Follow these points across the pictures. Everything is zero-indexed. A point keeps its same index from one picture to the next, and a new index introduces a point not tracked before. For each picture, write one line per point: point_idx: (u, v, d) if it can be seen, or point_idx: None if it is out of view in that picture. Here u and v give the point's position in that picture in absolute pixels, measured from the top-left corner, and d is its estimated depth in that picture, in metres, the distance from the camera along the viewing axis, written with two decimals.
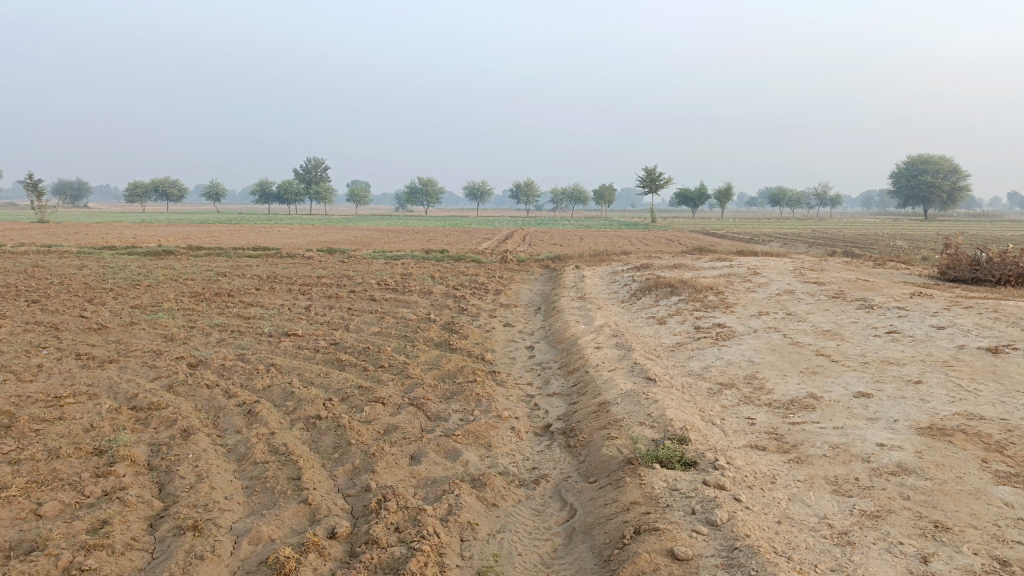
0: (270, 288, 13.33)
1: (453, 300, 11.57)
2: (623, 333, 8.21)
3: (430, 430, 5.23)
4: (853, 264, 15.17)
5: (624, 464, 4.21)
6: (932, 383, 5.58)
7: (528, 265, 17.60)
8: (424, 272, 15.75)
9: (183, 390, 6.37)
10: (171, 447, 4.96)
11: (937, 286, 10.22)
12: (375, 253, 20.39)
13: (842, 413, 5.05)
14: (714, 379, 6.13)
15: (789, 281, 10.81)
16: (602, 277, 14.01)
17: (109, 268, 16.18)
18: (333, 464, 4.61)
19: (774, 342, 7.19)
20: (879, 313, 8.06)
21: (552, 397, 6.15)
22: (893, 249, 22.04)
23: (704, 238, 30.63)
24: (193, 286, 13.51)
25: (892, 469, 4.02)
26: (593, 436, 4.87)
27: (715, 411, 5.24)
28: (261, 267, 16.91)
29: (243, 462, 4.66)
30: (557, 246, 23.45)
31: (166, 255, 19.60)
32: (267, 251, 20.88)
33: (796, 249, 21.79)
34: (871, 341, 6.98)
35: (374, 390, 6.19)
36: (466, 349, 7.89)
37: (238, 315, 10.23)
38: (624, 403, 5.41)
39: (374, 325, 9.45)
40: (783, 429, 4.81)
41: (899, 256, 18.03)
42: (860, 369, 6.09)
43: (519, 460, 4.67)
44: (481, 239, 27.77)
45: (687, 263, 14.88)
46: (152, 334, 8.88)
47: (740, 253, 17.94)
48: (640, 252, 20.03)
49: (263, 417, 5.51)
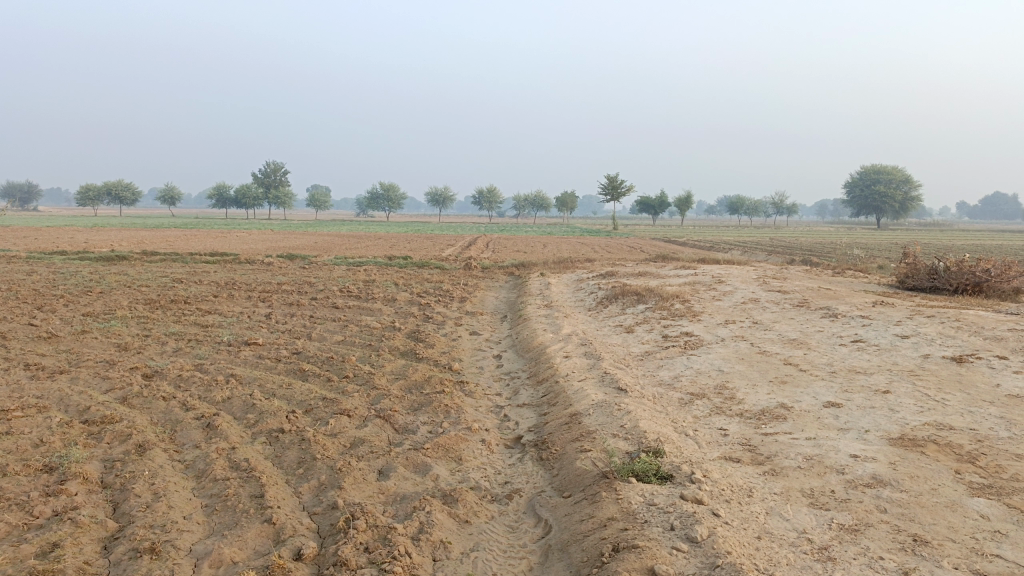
0: (229, 295, 13.03)
1: (418, 308, 11.42)
2: (592, 341, 8.15)
3: (398, 443, 5.09)
4: (814, 272, 15.38)
5: (599, 478, 4.12)
6: (900, 393, 5.61)
7: (493, 271, 17.51)
8: (388, 278, 15.55)
9: (138, 403, 6.13)
10: (126, 463, 4.74)
11: (898, 295, 10.37)
12: (337, 260, 20.10)
13: (814, 424, 5.04)
14: (685, 388, 6.09)
15: (753, 289, 10.88)
16: (567, 284, 13.98)
17: (60, 274, 15.69)
18: (297, 480, 4.45)
19: (743, 351, 7.20)
20: (844, 321, 8.13)
21: (522, 407, 6.06)
22: (851, 257, 22.46)
23: (666, 245, 30.88)
24: (148, 292, 13.13)
25: (868, 481, 3.99)
26: (566, 448, 4.78)
27: (687, 422, 5.19)
28: (220, 273, 16.56)
29: (202, 479, 4.47)
30: (521, 253, 23.42)
31: (119, 260, 19.08)
32: (226, 257, 20.46)
33: (756, 258, 22.07)
34: (838, 350, 7.02)
35: (339, 401, 6.02)
36: (433, 358, 7.75)
37: (196, 324, 9.95)
38: (596, 414, 5.33)
39: (338, 333, 9.26)
40: (757, 440, 4.77)
41: (857, 264, 18.35)
42: (828, 378, 6.10)
43: (491, 474, 4.56)
44: (444, 245, 27.61)
45: (651, 271, 14.93)
46: (106, 343, 8.57)
47: (704, 261, 18.04)
48: (603, 260, 20.11)
49: (223, 430, 5.31)
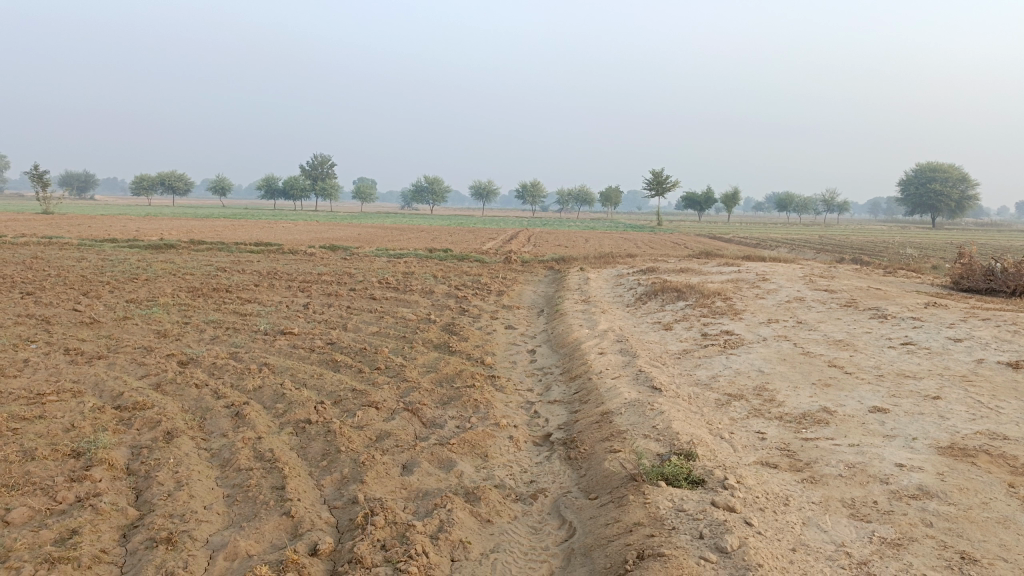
0: (269, 284, 13.13)
1: (455, 300, 11.35)
2: (628, 338, 7.97)
3: (424, 437, 5.00)
4: (864, 272, 14.92)
5: (628, 481, 3.97)
6: (951, 399, 5.33)
7: (533, 265, 17.37)
8: (427, 270, 15.54)
9: (171, 390, 6.15)
10: (153, 450, 4.73)
11: (951, 296, 9.96)
12: (379, 251, 20.18)
13: (857, 429, 4.80)
14: (722, 389, 5.88)
15: (798, 288, 10.56)
16: (607, 279, 13.79)
17: (109, 261, 16.04)
18: (320, 473, 4.38)
19: (785, 352, 6.95)
20: (893, 323, 7.80)
21: (553, 404, 5.92)
22: (903, 257, 21.79)
23: (710, 242, 30.37)
24: (191, 280, 13.30)
25: (913, 493, 3.76)
26: (595, 448, 4.64)
27: (723, 424, 5.00)
28: (263, 263, 16.73)
29: (226, 469, 4.43)
30: (562, 248, 23.18)
31: (167, 248, 19.44)
32: (270, 247, 20.67)
33: (803, 256, 21.58)
34: (885, 352, 6.73)
35: (368, 393, 5.96)
36: (465, 352, 7.66)
37: (235, 312, 10.02)
38: (628, 414, 5.17)
39: (373, 324, 9.22)
40: (796, 445, 4.56)
41: (909, 265, 17.76)
42: (875, 382, 5.83)
43: (516, 473, 4.44)
44: (486, 238, 27.53)
45: (694, 267, 14.65)
46: (146, 330, 8.68)
47: (750, 258, 17.66)
48: (645, 256, 19.82)
49: (251, 420, 5.28)
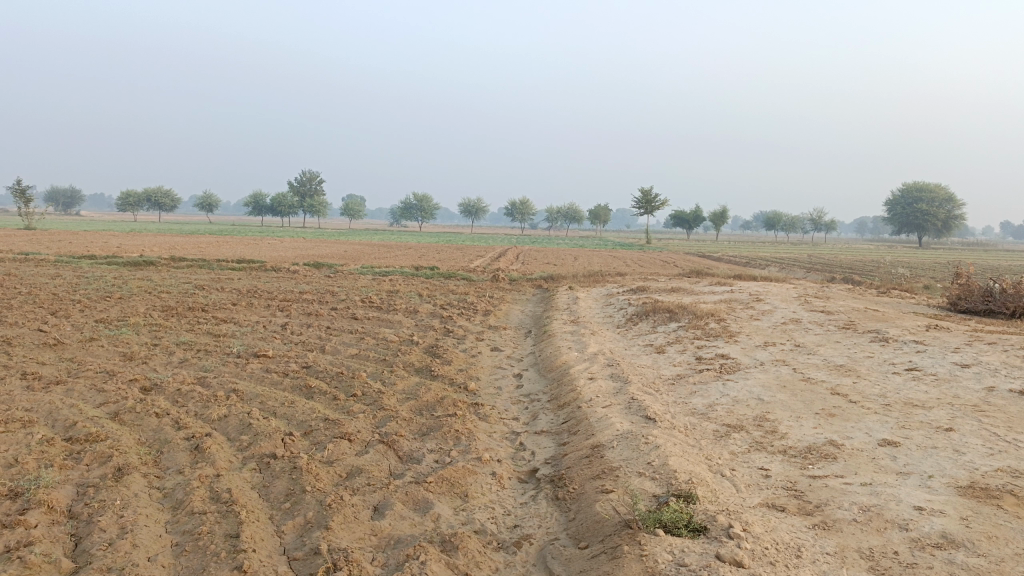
0: (247, 303, 12.68)
1: (440, 321, 10.96)
2: (619, 362, 7.59)
3: (399, 474, 4.60)
4: (858, 292, 14.62)
5: (622, 528, 3.58)
6: (965, 431, 4.97)
7: (520, 284, 17.01)
8: (412, 289, 15.14)
9: (129, 420, 5.71)
10: (99, 490, 4.30)
11: (951, 318, 9.65)
12: (363, 269, 19.78)
13: (868, 466, 4.45)
14: (720, 420, 5.50)
15: (794, 309, 10.22)
16: (597, 299, 13.43)
17: (84, 278, 15.57)
18: (281, 517, 3.97)
19: (785, 378, 6.59)
20: (896, 347, 7.46)
21: (539, 435, 5.53)
22: (895, 276, 21.58)
23: (699, 260, 30.19)
24: (166, 299, 12.83)
25: (937, 541, 3.39)
26: (585, 487, 4.25)
27: (723, 459, 4.63)
28: (244, 281, 16.28)
29: (178, 512, 4.02)
30: (551, 266, 22.86)
31: (146, 265, 18.99)
32: (252, 264, 20.22)
33: (793, 275, 21.36)
34: (890, 378, 6.38)
35: (341, 423, 5.55)
36: (448, 377, 7.26)
37: (208, 333, 9.58)
38: (621, 448, 4.77)
39: (353, 346, 8.81)
40: (803, 484, 4.19)
41: (903, 284, 17.51)
42: (882, 413, 5.47)
43: (499, 516, 4.04)
44: (473, 256, 27.22)
45: (685, 286, 14.34)
46: (111, 352, 8.23)
47: (740, 277, 17.42)
48: (635, 274, 19.49)
49: (211, 454, 4.87)
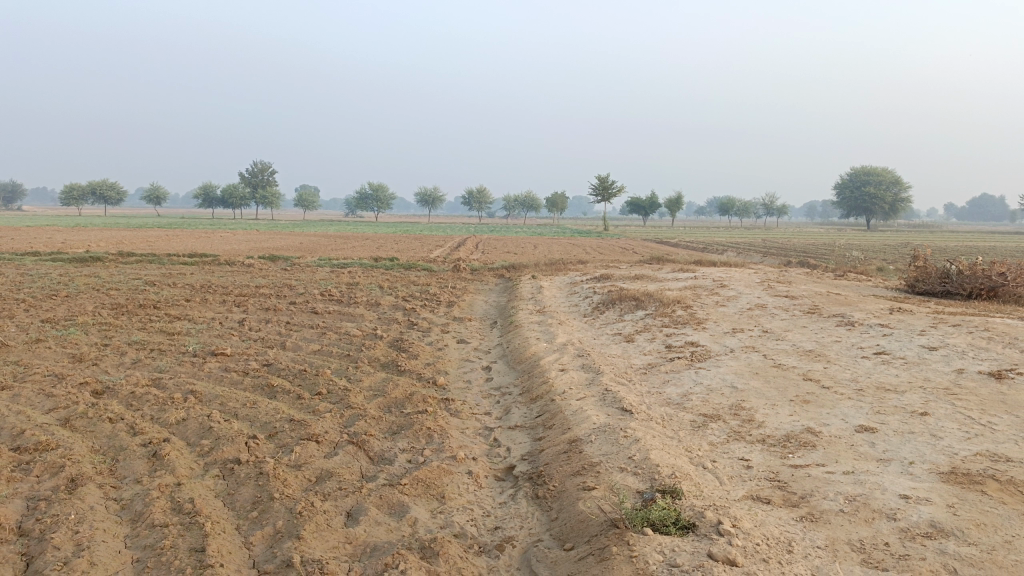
0: (202, 299, 12.29)
1: (403, 313, 10.74)
2: (589, 352, 7.49)
3: (372, 476, 4.43)
4: (816, 275, 14.78)
5: (608, 527, 3.46)
6: (940, 415, 4.97)
7: (482, 273, 16.84)
8: (372, 281, 14.87)
9: (81, 426, 5.42)
10: (51, 503, 4.04)
11: (912, 301, 9.77)
12: (320, 261, 19.43)
13: (848, 453, 4.41)
14: (696, 409, 5.42)
15: (759, 294, 10.25)
16: (561, 287, 13.33)
17: (28, 276, 14.95)
18: (249, 527, 3.77)
19: (756, 364, 6.55)
20: (862, 331, 7.50)
21: (513, 431, 5.40)
22: (850, 259, 21.93)
23: (657, 246, 30.38)
24: (115, 297, 12.36)
25: (926, 531, 3.34)
26: (566, 485, 4.13)
27: (703, 450, 4.55)
28: (197, 275, 15.80)
29: (138, 525, 3.79)
30: (511, 255, 22.77)
31: (93, 261, 18.33)
32: (205, 258, 19.62)
33: (750, 260, 21.60)
34: (860, 363, 6.38)
35: (307, 424, 5.33)
36: (416, 371, 7.07)
37: (162, 331, 9.23)
38: (599, 442, 4.66)
39: (315, 342, 8.55)
40: (786, 474, 4.12)
41: (858, 266, 17.77)
42: (856, 398, 5.45)
43: (478, 518, 3.89)
44: (432, 246, 26.93)
45: (647, 273, 14.35)
46: (60, 354, 7.85)
47: (700, 263, 17.53)
48: (596, 262, 19.45)
49: (171, 462, 4.63)
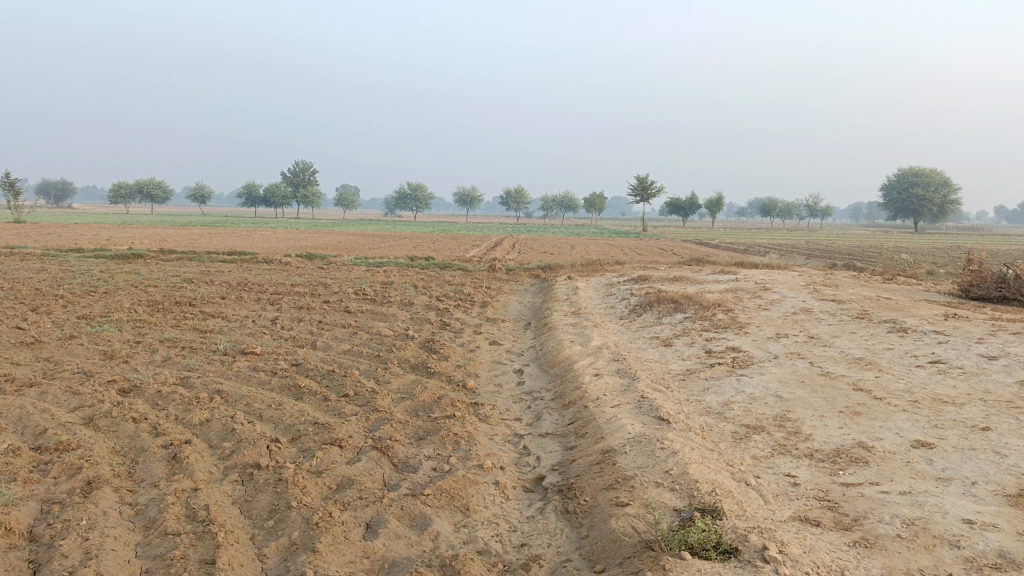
0: (237, 296, 12.27)
1: (436, 313, 10.57)
2: (625, 357, 7.22)
3: (395, 485, 4.24)
4: (864, 279, 14.25)
5: (643, 550, 3.21)
6: (1004, 430, 4.61)
7: (518, 273, 16.64)
8: (407, 280, 14.76)
9: (104, 426, 5.32)
10: (65, 507, 3.91)
11: (967, 307, 9.29)
12: (357, 259, 19.46)
13: (904, 471, 4.09)
14: (738, 419, 5.13)
15: (804, 298, 9.85)
16: (597, 289, 13.05)
17: (70, 272, 15.13)
18: (264, 537, 3.60)
19: (802, 372, 6.22)
20: (915, 338, 7.10)
21: (544, 438, 5.17)
22: (898, 262, 21.23)
23: (696, 247, 29.82)
24: (152, 293, 12.38)
25: (995, 562, 3.02)
26: (598, 499, 3.89)
27: (745, 465, 4.27)
28: (234, 273, 15.85)
29: (150, 533, 3.64)
30: (548, 255, 22.54)
31: (134, 258, 18.54)
32: (243, 256, 19.73)
33: (794, 262, 21.08)
34: (914, 372, 6.02)
35: (332, 428, 5.17)
36: (446, 374, 6.88)
37: (194, 329, 9.19)
38: (634, 454, 4.41)
39: (345, 342, 8.42)
40: (837, 494, 3.83)
41: (907, 270, 17.14)
42: (911, 410, 5.10)
43: (504, 533, 3.67)
44: (468, 246, 26.83)
45: (687, 275, 13.97)
46: (91, 351, 7.82)
47: (742, 265, 17.08)
48: (633, 263, 19.07)
49: (190, 465, 4.49)
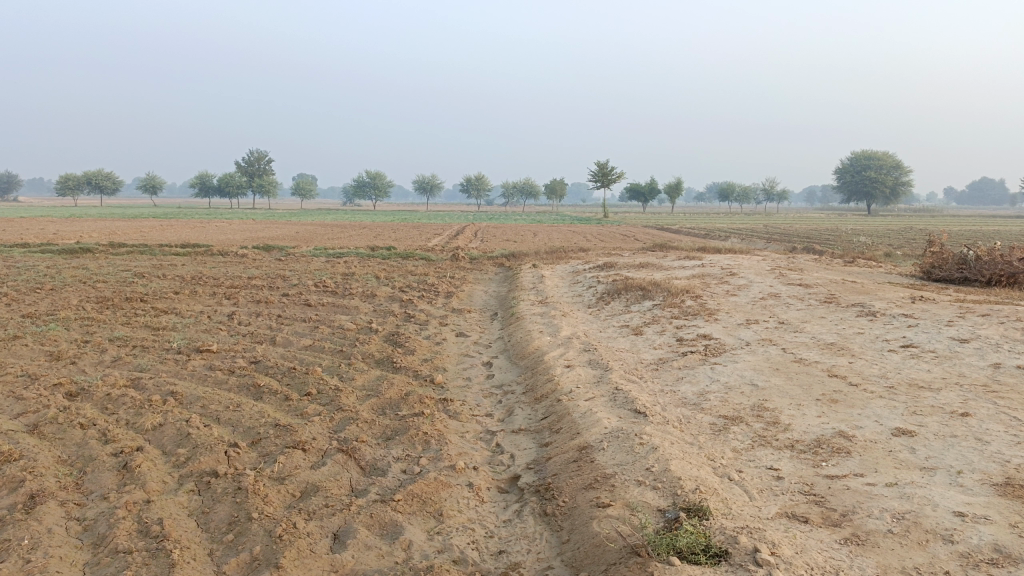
0: (192, 291, 11.84)
1: (400, 305, 10.30)
2: (596, 347, 7.07)
3: (363, 490, 4.03)
4: (826, 262, 14.32)
5: (629, 556, 3.06)
6: (983, 416, 4.55)
7: (481, 262, 16.42)
8: (368, 271, 14.44)
9: (50, 433, 5.00)
10: (5, 524, 3.60)
11: (932, 289, 9.32)
12: (316, 251, 19.00)
13: (887, 460, 4.00)
14: (715, 411, 5.00)
15: (771, 283, 9.81)
16: (563, 277, 12.89)
17: (15, 268, 14.48)
18: (224, 553, 3.36)
19: (776, 359, 6.13)
20: (885, 322, 7.07)
21: (517, 435, 4.98)
22: (857, 245, 21.45)
23: (658, 233, 29.87)
24: (101, 290, 11.87)
25: (991, 557, 2.92)
26: (578, 500, 3.72)
27: (727, 459, 4.14)
28: (188, 267, 15.34)
29: (99, 552, 3.37)
30: (510, 243, 22.31)
31: (83, 252, 17.87)
32: (197, 248, 19.12)
33: (756, 247, 21.16)
34: (888, 357, 5.96)
35: (294, 430, 4.91)
36: (412, 369, 6.65)
37: (147, 326, 8.81)
38: (612, 450, 4.25)
39: (306, 337, 8.12)
40: (822, 487, 3.71)
41: (866, 252, 17.28)
42: (888, 397, 5.03)
43: (481, 540, 3.49)
44: (429, 235, 26.53)
45: (652, 261, 13.88)
46: (36, 352, 7.41)
47: (706, 250, 17.11)
48: (597, 250, 18.93)
49: (142, 474, 4.21)
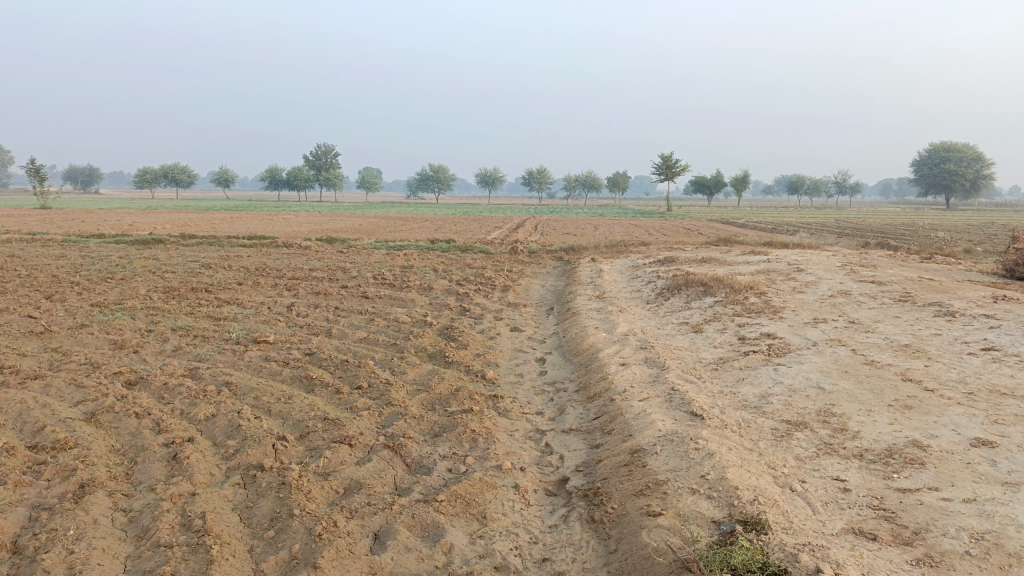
0: (254, 282, 12.02)
1: (456, 298, 10.23)
2: (653, 345, 6.84)
3: (407, 488, 3.94)
4: (901, 258, 13.67)
5: (678, 571, 2.88)
6: None
7: (541, 256, 16.25)
8: (427, 264, 14.42)
9: (106, 422, 5.06)
10: (54, 514, 3.63)
11: (1016, 288, 8.76)
12: (377, 243, 19.14)
13: (966, 474, 3.70)
14: (777, 415, 4.75)
15: (841, 280, 9.37)
16: (622, 271, 12.64)
17: (89, 258, 14.96)
18: (263, 550, 3.31)
19: (844, 361, 5.81)
20: (965, 322, 6.64)
21: (567, 435, 4.83)
22: (935, 241, 20.47)
23: (723, 227, 29.17)
24: (169, 280, 12.16)
25: None
26: (628, 507, 3.55)
27: (789, 468, 3.90)
28: (253, 258, 15.61)
29: (141, 545, 3.36)
30: (570, 236, 22.07)
31: (154, 243, 18.38)
32: (262, 240, 19.48)
33: (826, 242, 20.45)
34: (967, 361, 5.58)
35: (342, 424, 4.86)
36: (464, 363, 6.55)
37: (208, 317, 8.95)
38: (665, 455, 4.06)
39: (361, 329, 8.12)
40: (893, 501, 3.45)
41: (944, 248, 16.46)
42: (967, 404, 4.69)
43: (525, 546, 3.35)
44: (490, 228, 26.51)
45: (716, 256, 13.50)
46: (101, 341, 7.58)
47: (772, 245, 16.55)
48: (659, 244, 18.53)
49: (190, 466, 4.21)
